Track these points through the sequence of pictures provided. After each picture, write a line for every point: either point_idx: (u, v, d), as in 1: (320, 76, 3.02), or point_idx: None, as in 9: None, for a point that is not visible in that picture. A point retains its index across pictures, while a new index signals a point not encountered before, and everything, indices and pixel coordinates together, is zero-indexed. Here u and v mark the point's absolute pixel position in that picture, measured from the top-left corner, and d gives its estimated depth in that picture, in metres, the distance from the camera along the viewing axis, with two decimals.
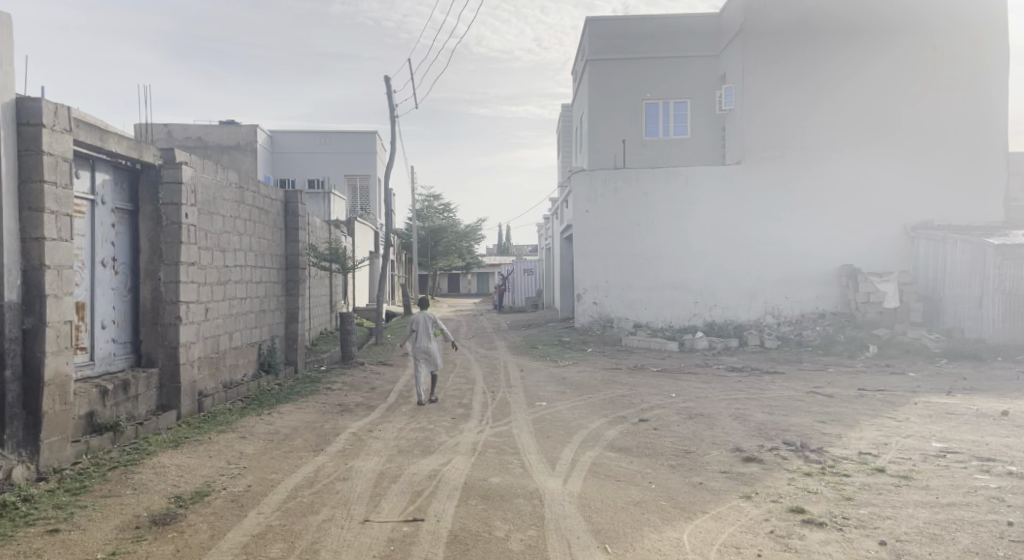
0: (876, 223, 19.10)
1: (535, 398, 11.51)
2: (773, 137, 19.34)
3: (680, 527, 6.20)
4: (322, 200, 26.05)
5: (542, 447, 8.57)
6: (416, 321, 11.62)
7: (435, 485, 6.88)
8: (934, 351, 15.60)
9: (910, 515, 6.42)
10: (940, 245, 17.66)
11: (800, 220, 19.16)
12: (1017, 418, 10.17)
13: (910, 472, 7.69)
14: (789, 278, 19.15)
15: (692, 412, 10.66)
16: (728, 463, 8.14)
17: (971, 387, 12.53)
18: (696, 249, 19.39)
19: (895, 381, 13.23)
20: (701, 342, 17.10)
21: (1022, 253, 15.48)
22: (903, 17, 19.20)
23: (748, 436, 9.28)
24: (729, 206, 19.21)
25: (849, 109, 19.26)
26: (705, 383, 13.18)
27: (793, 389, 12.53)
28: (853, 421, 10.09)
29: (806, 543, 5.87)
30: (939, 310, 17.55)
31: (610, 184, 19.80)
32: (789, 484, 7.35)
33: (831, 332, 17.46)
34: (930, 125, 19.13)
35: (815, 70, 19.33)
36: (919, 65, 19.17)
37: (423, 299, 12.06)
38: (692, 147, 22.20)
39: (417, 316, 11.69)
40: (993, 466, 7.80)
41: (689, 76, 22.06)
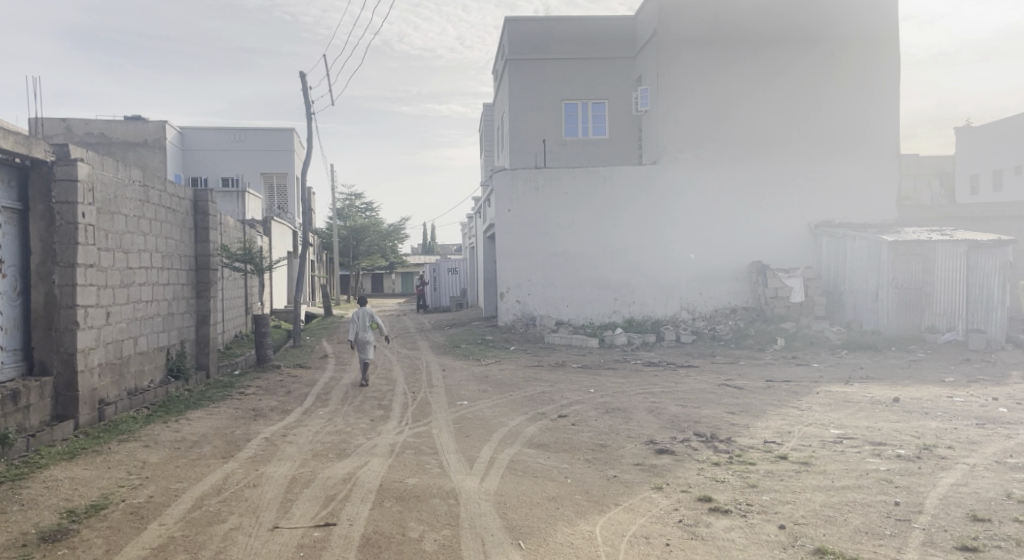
0: (783, 223, 19.93)
1: (456, 397, 11.53)
2: (686, 138, 19.94)
3: (592, 520, 6.33)
4: (236, 199, 25.30)
5: (461, 446, 8.58)
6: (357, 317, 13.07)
7: (349, 488, 6.80)
8: (835, 343, 16.38)
9: (807, 499, 6.75)
10: (840, 243, 18.60)
11: (712, 220, 19.80)
12: (907, 404, 10.84)
13: (810, 458, 8.07)
14: (703, 276, 19.77)
15: (609, 406, 10.89)
16: (642, 455, 8.35)
17: (867, 376, 13.28)
18: (615, 248, 19.76)
19: (800, 372, 13.85)
20: (620, 338, 17.42)
21: (912, 249, 16.53)
22: (805, 22, 20.11)
23: (662, 428, 9.54)
24: (647, 206, 19.67)
25: (758, 112, 20.09)
26: (623, 378, 13.45)
27: (705, 382, 12.96)
28: (760, 412, 10.51)
29: (711, 530, 6.09)
30: (840, 304, 18.50)
31: (531, 183, 19.90)
32: (698, 474, 7.60)
33: (743, 327, 18.09)
34: (833, 130, 20.12)
35: (727, 74, 20.06)
36: (821, 70, 20.14)
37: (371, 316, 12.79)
38: (610, 147, 22.64)
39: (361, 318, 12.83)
40: (884, 450, 8.29)
41: (606, 77, 22.48)
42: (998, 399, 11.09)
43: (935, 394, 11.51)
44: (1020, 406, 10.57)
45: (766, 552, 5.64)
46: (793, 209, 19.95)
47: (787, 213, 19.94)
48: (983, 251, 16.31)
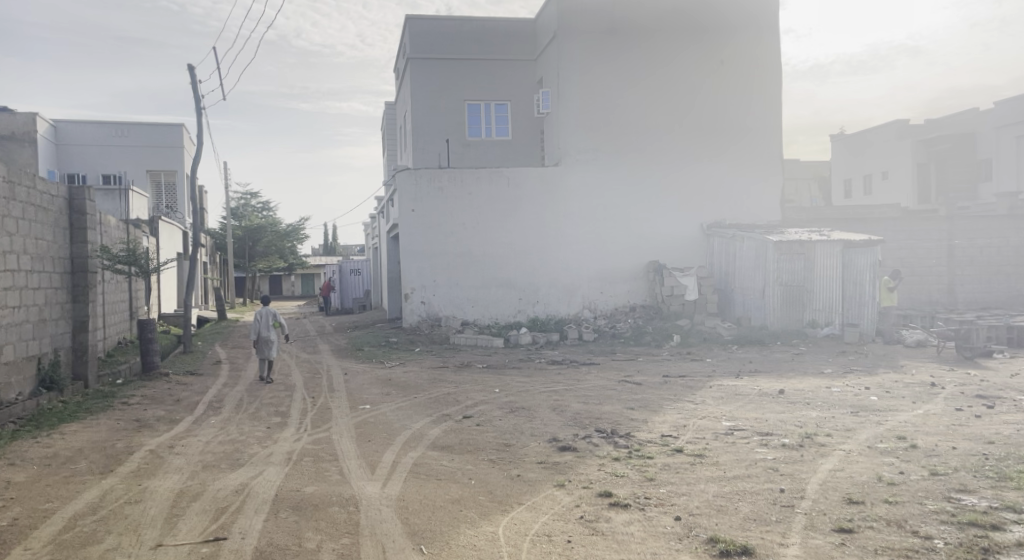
0: (678, 225, 20.71)
1: (358, 401, 11.28)
2: (586, 140, 20.33)
3: (496, 521, 6.31)
4: (119, 197, 23.88)
5: (363, 451, 8.40)
6: (259, 314, 13.26)
7: (242, 500, 6.52)
8: (726, 338, 17.08)
9: (701, 490, 6.97)
10: (730, 243, 19.44)
11: (612, 220, 20.30)
12: (791, 395, 11.41)
13: (704, 450, 8.35)
14: (604, 275, 20.23)
15: (513, 405, 10.91)
16: (545, 453, 8.42)
17: (755, 370, 13.91)
18: (519, 249, 19.88)
19: (695, 367, 14.35)
20: (525, 337, 17.56)
21: (795, 248, 17.45)
22: (696, 29, 20.87)
23: (564, 426, 9.63)
24: (550, 208, 19.91)
25: (656, 117, 20.73)
26: (527, 377, 13.54)
27: (605, 379, 13.22)
28: (658, 407, 10.80)
29: (611, 525, 6.19)
30: (731, 301, 19.34)
31: (435, 183, 19.62)
32: (599, 470, 7.72)
33: (641, 325, 18.54)
34: (722, 134, 20.99)
35: (625, 78, 20.57)
36: (712, 77, 20.96)
37: (270, 319, 13.17)
38: (513, 148, 22.77)
39: (261, 319, 13.14)
40: (772, 439, 8.69)
41: (508, 78, 22.59)
42: (871, 387, 11.85)
43: (815, 385, 12.18)
44: (890, 393, 11.33)
45: (663, 545, 5.78)
46: (687, 211, 20.77)
47: (681, 214, 20.73)
48: (857, 250, 17.31)
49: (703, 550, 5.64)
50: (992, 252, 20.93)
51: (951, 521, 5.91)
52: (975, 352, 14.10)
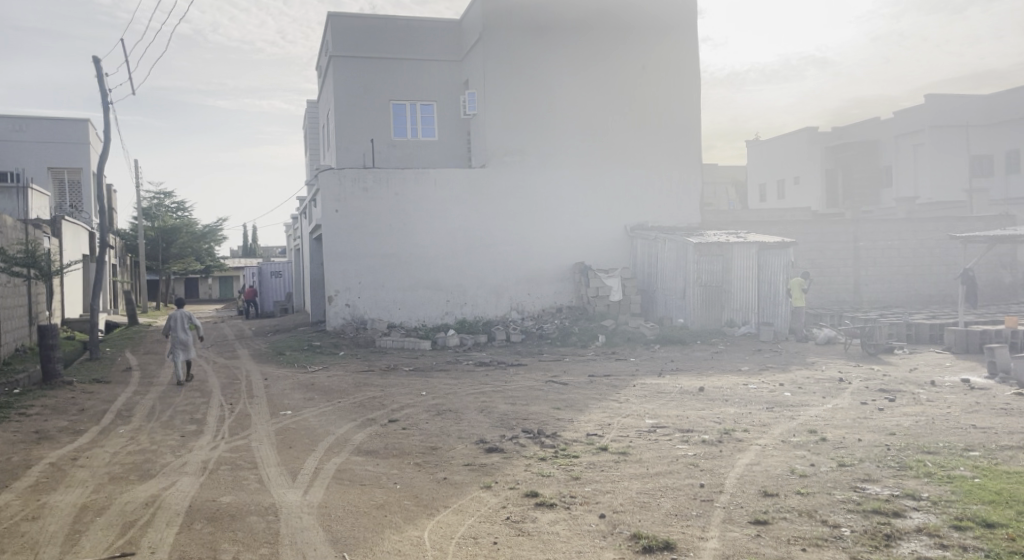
0: (602, 227, 21.02)
1: (279, 407, 10.97)
2: (512, 143, 20.41)
3: (421, 525, 6.23)
4: (17, 196, 22.56)
5: (283, 458, 8.15)
6: (172, 317, 12.80)
7: (153, 512, 6.23)
8: (649, 338, 17.42)
9: (625, 487, 7.07)
10: (652, 244, 19.83)
11: (539, 222, 20.44)
12: (710, 392, 11.72)
13: (628, 448, 8.47)
14: (532, 276, 20.33)
15: (439, 408, 10.82)
16: (472, 455, 8.38)
17: (677, 368, 14.22)
18: (446, 250, 19.71)
19: (620, 366, 14.56)
20: (453, 339, 17.43)
21: (713, 250, 17.93)
22: (618, 35, 21.22)
23: (491, 427, 9.60)
24: (478, 209, 19.88)
25: (581, 119, 20.99)
26: (454, 379, 13.45)
27: (532, 379, 13.27)
28: (583, 406, 10.90)
29: (537, 525, 6.20)
30: (653, 301, 19.75)
31: (360, 184, 19.06)
32: (525, 470, 7.72)
33: (567, 325, 18.68)
34: (644, 138, 21.44)
35: (550, 81, 20.74)
36: (634, 82, 21.36)
37: (186, 320, 12.75)
38: (439, 148, 22.62)
39: (177, 324, 12.73)
40: (692, 436, 8.89)
41: (434, 79, 22.44)
42: (784, 384, 12.30)
43: (733, 382, 12.55)
44: (801, 389, 11.78)
45: (588, 542, 5.82)
46: (612, 212, 21.10)
47: (606, 216, 21.05)
48: (772, 252, 17.99)
49: (627, 547, 5.70)
50: (895, 252, 22.04)
51: (858, 509, 6.17)
52: (878, 348, 14.84)
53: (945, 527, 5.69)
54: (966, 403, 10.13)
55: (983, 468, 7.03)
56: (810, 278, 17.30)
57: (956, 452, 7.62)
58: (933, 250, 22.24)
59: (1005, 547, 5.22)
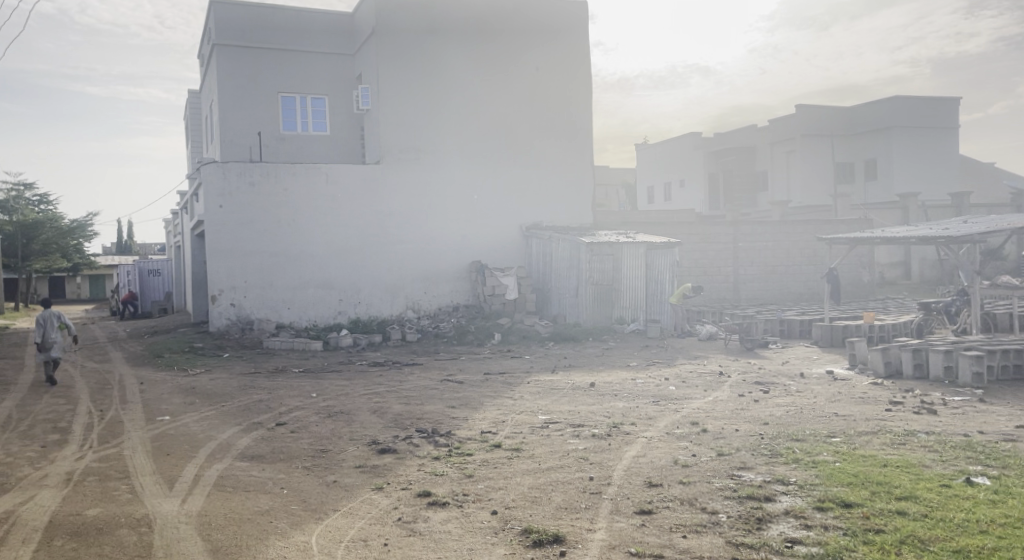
0: (498, 226, 21.15)
1: (156, 412, 10.38)
2: (406, 139, 20.21)
3: (308, 530, 6.06)
4: None
5: (159, 466, 7.71)
6: (43, 316, 12.14)
7: (8, 530, 5.77)
8: (544, 336, 17.65)
9: (517, 483, 7.13)
10: (546, 243, 20.16)
11: (434, 220, 20.32)
12: (601, 388, 12.03)
13: (521, 444, 8.56)
14: (428, 275, 20.19)
15: (331, 410, 10.56)
16: (364, 456, 8.22)
17: (570, 364, 14.51)
18: (339, 248, 19.24)
19: (514, 364, 14.70)
20: (345, 339, 17.04)
21: (604, 250, 18.39)
22: (514, 36, 21.46)
23: (385, 428, 9.47)
24: (371, 206, 19.54)
25: (476, 118, 21.07)
26: (346, 380, 13.18)
27: (427, 378, 13.19)
28: (478, 404, 10.93)
29: (429, 524, 6.15)
30: (548, 300, 20.09)
31: (246, 178, 18.24)
32: (417, 470, 7.66)
33: (463, 324, 18.64)
34: (538, 139, 21.77)
35: (445, 79, 20.68)
36: (529, 83, 21.66)
37: (52, 318, 12.13)
38: (330, 143, 22.06)
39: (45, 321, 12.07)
40: (583, 430, 9.08)
41: (325, 72, 21.90)
42: (670, 378, 12.78)
43: (622, 377, 12.92)
44: (685, 383, 12.25)
45: (480, 540, 5.84)
46: (507, 210, 21.27)
47: (502, 215, 21.19)
48: (658, 252, 18.82)
49: (518, 542, 5.75)
50: (770, 252, 23.35)
51: (733, 496, 6.48)
52: (754, 343, 15.67)
53: (809, 508, 6.07)
54: (830, 393, 10.84)
55: (843, 452, 7.56)
56: (688, 292, 17.72)
57: (821, 439, 8.15)
58: (803, 251, 23.70)
59: (862, 524, 5.63)
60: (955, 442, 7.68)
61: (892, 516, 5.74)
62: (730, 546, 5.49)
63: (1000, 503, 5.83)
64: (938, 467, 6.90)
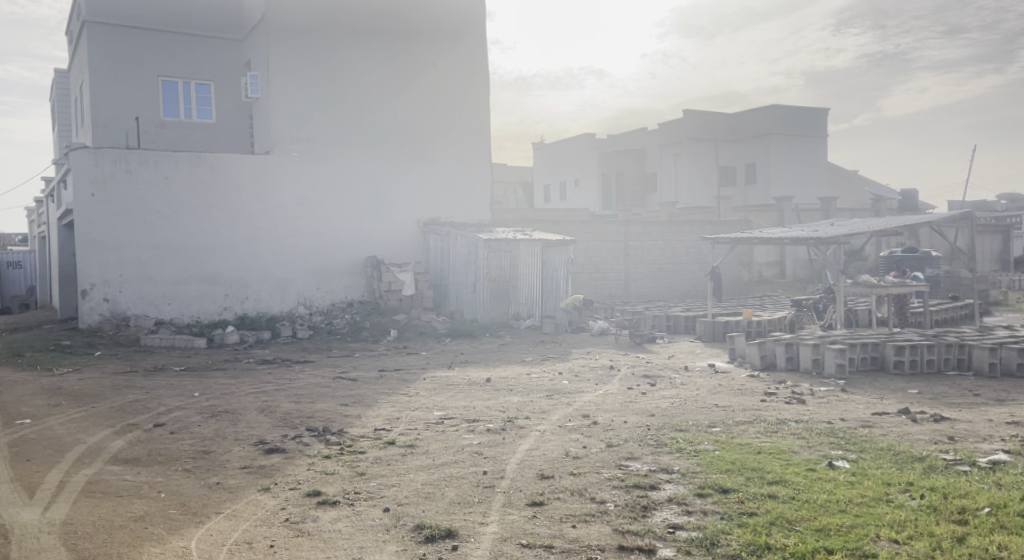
0: (395, 220, 20.91)
1: (16, 416, 9.63)
2: (298, 130, 19.65)
3: (187, 534, 5.81)
4: None
5: (18, 473, 7.17)
6: None
7: None
8: (441, 331, 17.60)
9: (410, 479, 7.10)
10: (444, 239, 20.13)
11: (328, 214, 19.87)
12: (496, 383, 12.13)
13: (415, 440, 8.52)
14: (321, 269, 19.72)
15: (215, 409, 10.14)
16: (250, 457, 7.95)
17: (466, 360, 14.56)
18: (226, 240, 18.47)
19: (409, 360, 14.59)
20: (232, 337, 16.39)
21: (501, 245, 18.54)
22: (411, 30, 21.28)
23: (273, 427, 9.19)
24: (262, 198, 18.88)
25: (372, 111, 20.76)
26: (231, 378, 12.67)
27: (318, 376, 12.89)
28: (371, 401, 10.78)
29: (318, 524, 6.03)
30: (446, 296, 20.08)
31: (121, 165, 17.19)
32: (307, 469, 7.49)
33: (358, 320, 18.29)
34: (436, 133, 21.70)
35: (342, 72, 20.29)
36: (427, 78, 21.55)
37: None
38: (217, 132, 21.12)
39: None
40: (478, 425, 9.13)
41: (211, 57, 20.96)
42: (562, 372, 13.07)
43: (517, 372, 13.10)
44: (577, 377, 12.54)
45: (371, 537, 5.77)
46: (405, 205, 21.06)
47: (398, 209, 20.96)
48: (553, 249, 19.18)
49: (410, 538, 5.73)
50: (658, 251, 24.23)
51: (620, 485, 6.70)
52: (643, 338, 16.26)
53: (690, 495, 6.37)
54: (712, 385, 11.40)
55: (721, 440, 7.96)
56: (579, 299, 18.21)
57: (702, 429, 8.55)
58: (689, 250, 24.77)
59: (737, 509, 5.95)
60: (821, 429, 8.25)
61: (764, 499, 6.10)
62: (617, 534, 5.68)
63: (858, 484, 6.32)
64: (805, 453, 7.39)
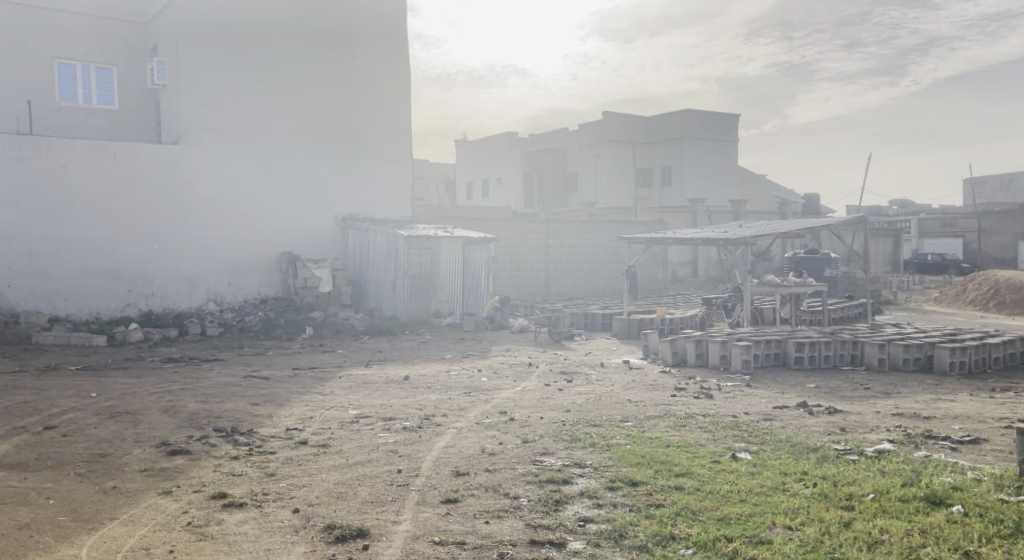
0: (312, 215, 20.50)
1: None
2: (209, 119, 18.92)
3: (78, 542, 5.53)
4: None
5: None
6: None
7: None
8: (358, 329, 17.33)
9: (321, 479, 6.98)
10: (363, 235, 19.86)
11: (240, 207, 19.28)
12: (414, 381, 12.05)
13: (329, 439, 8.38)
14: (232, 265, 19.09)
15: (114, 411, 9.68)
16: (151, 459, 7.63)
17: (384, 358, 14.40)
18: (130, 233, 17.57)
19: (325, 359, 14.32)
20: (135, 334, 15.66)
21: (422, 242, 18.43)
22: (328, 22, 20.98)
23: (177, 428, 8.85)
24: (170, 190, 18.10)
25: (287, 103, 20.29)
26: (134, 378, 12.13)
27: (229, 375, 12.48)
28: (284, 400, 10.53)
29: (222, 527, 5.85)
30: (364, 293, 19.80)
31: (11, 151, 16.09)
32: (213, 471, 7.25)
33: (272, 316, 17.80)
34: (355, 128, 21.45)
35: (256, 62, 19.72)
36: (345, 71, 21.28)
37: None
38: (119, 119, 20.12)
39: None
40: (394, 424, 9.05)
41: (113, 40, 19.99)
42: (481, 369, 13.10)
43: (435, 370, 13.06)
44: (496, 374, 12.60)
45: (278, 539, 5.65)
46: (321, 199, 20.68)
47: (315, 204, 20.56)
48: (474, 246, 19.21)
49: (319, 539, 5.64)
50: (577, 250, 24.58)
51: (535, 480, 6.78)
52: (562, 336, 16.47)
53: (601, 488, 6.50)
54: (626, 381, 11.66)
55: (633, 435, 8.16)
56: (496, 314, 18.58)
57: (615, 423, 8.74)
58: (607, 249, 25.27)
59: (646, 501, 6.12)
60: (726, 423, 8.56)
61: (671, 491, 6.29)
62: (530, 528, 5.75)
63: (758, 474, 6.60)
64: (710, 446, 7.66)
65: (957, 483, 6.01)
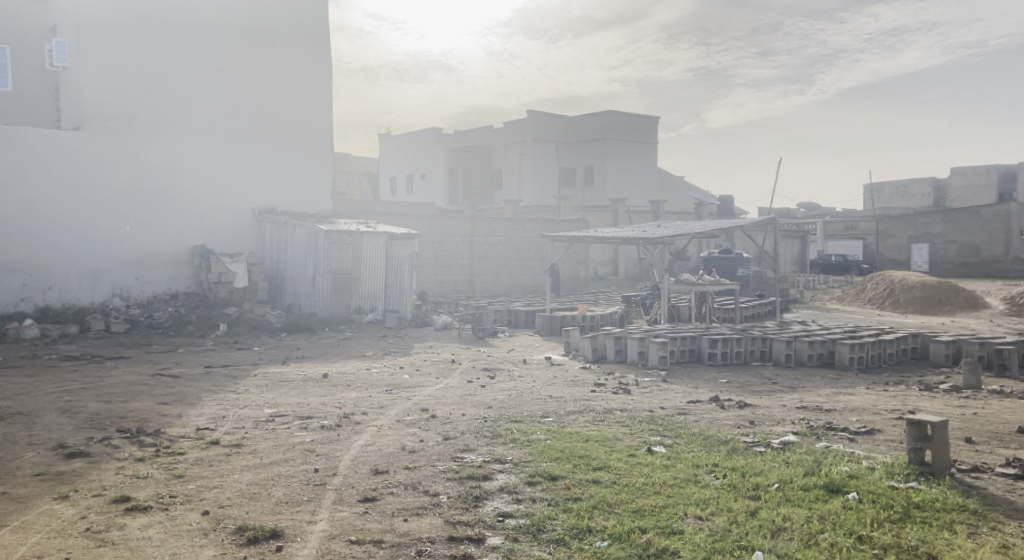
0: (227, 208, 19.84)
1: None
2: (116, 105, 18.11)
3: None
4: None
5: None
6: None
7: None
8: (275, 326, 16.88)
9: (233, 480, 6.77)
10: (281, 229, 19.37)
11: (149, 198, 18.49)
12: (334, 378, 11.82)
13: (242, 439, 8.13)
14: (139, 258, 18.27)
15: (6, 412, 9.10)
16: (46, 463, 7.22)
17: (302, 355, 14.07)
18: (26, 224, 16.57)
19: (240, 356, 13.88)
20: (30, 331, 14.84)
21: (342, 238, 18.09)
22: (244, 10, 20.45)
23: (76, 430, 8.39)
24: (72, 178, 17.18)
25: (201, 92, 19.65)
26: (30, 377, 11.44)
27: (135, 373, 11.94)
28: (195, 399, 10.15)
29: (124, 532, 5.60)
30: (282, 288, 19.28)
31: None
32: (115, 474, 6.92)
33: (184, 312, 17.14)
34: (273, 120, 20.94)
35: (167, 49, 19.03)
36: (262, 61, 20.75)
37: None
38: (13, 102, 19.00)
39: None
40: (310, 422, 8.86)
41: (9, 18, 18.81)
42: (403, 366, 12.96)
43: (355, 367, 12.85)
44: (417, 371, 12.49)
45: (185, 543, 5.45)
46: (237, 192, 20.05)
47: (231, 196, 19.91)
48: (398, 243, 18.86)
49: (229, 541, 5.47)
50: (501, 247, 24.64)
51: (454, 477, 6.76)
52: (485, 332, 16.48)
53: (520, 483, 6.55)
54: (547, 377, 11.76)
55: (553, 430, 8.24)
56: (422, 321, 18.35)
57: (535, 419, 8.80)
58: (530, 247, 25.45)
59: (563, 495, 6.20)
60: (643, 417, 8.76)
61: (589, 485, 6.39)
62: (448, 525, 5.73)
63: (671, 467, 6.79)
64: (628, 440, 7.82)
65: (853, 472, 6.34)
